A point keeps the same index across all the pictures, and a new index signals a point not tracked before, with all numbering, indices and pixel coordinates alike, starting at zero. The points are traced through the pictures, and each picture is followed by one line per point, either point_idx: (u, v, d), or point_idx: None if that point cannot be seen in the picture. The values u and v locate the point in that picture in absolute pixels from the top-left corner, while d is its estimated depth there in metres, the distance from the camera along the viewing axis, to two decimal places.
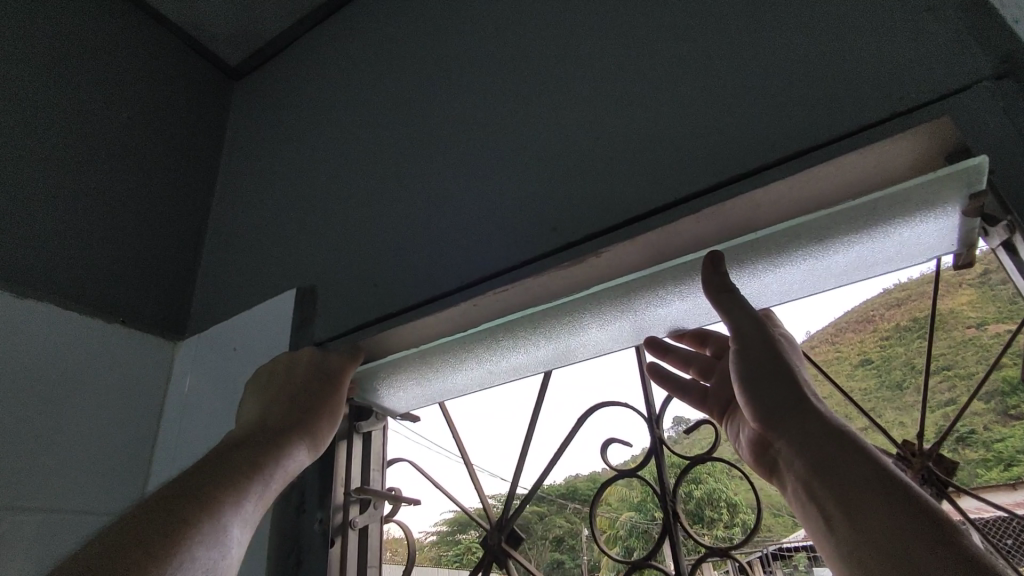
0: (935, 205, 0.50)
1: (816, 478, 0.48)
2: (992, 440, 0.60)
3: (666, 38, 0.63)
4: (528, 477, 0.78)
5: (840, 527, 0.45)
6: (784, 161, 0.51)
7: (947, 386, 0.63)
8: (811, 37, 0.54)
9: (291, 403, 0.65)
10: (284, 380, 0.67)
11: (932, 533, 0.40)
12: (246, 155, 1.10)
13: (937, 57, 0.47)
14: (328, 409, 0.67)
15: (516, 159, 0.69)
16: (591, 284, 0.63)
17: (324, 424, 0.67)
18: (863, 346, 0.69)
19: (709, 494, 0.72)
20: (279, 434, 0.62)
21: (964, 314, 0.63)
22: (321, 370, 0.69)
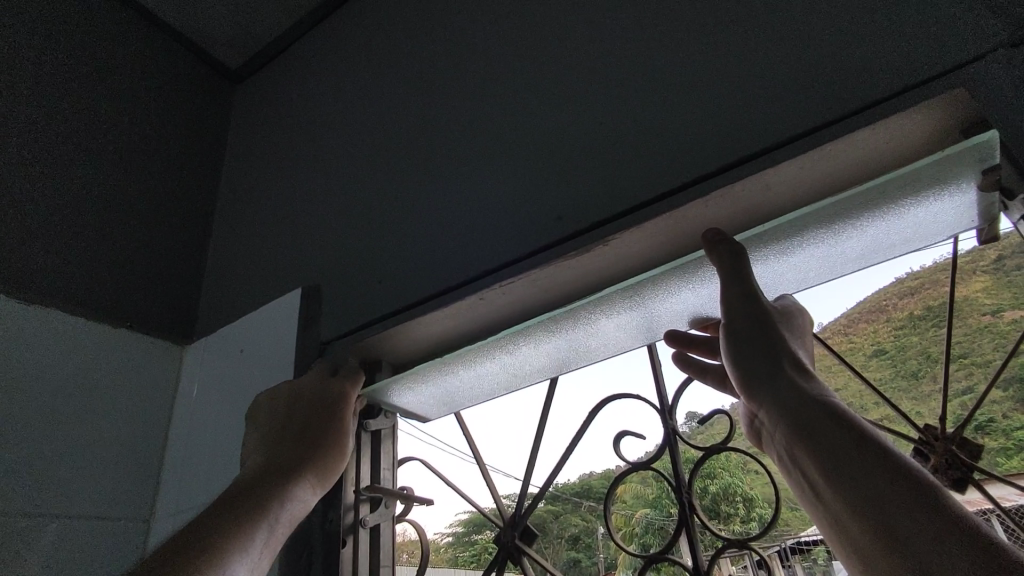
0: (947, 179, 0.47)
1: (795, 442, 0.46)
2: (1015, 429, 0.55)
3: (670, 21, 0.62)
4: (539, 475, 0.76)
5: (824, 492, 0.43)
6: (792, 140, 0.49)
7: (963, 372, 0.60)
8: (814, 14, 0.53)
9: (293, 437, 0.63)
10: (285, 410, 0.66)
11: (913, 496, 0.38)
12: (248, 157, 1.10)
13: (948, 27, 0.46)
14: (334, 439, 0.65)
15: (518, 149, 0.69)
16: (599, 289, 0.61)
17: (328, 456, 0.64)
18: (876, 335, 0.67)
19: (725, 489, 0.69)
20: (283, 471, 0.60)
21: (980, 301, 0.61)
22: (324, 397, 0.67)
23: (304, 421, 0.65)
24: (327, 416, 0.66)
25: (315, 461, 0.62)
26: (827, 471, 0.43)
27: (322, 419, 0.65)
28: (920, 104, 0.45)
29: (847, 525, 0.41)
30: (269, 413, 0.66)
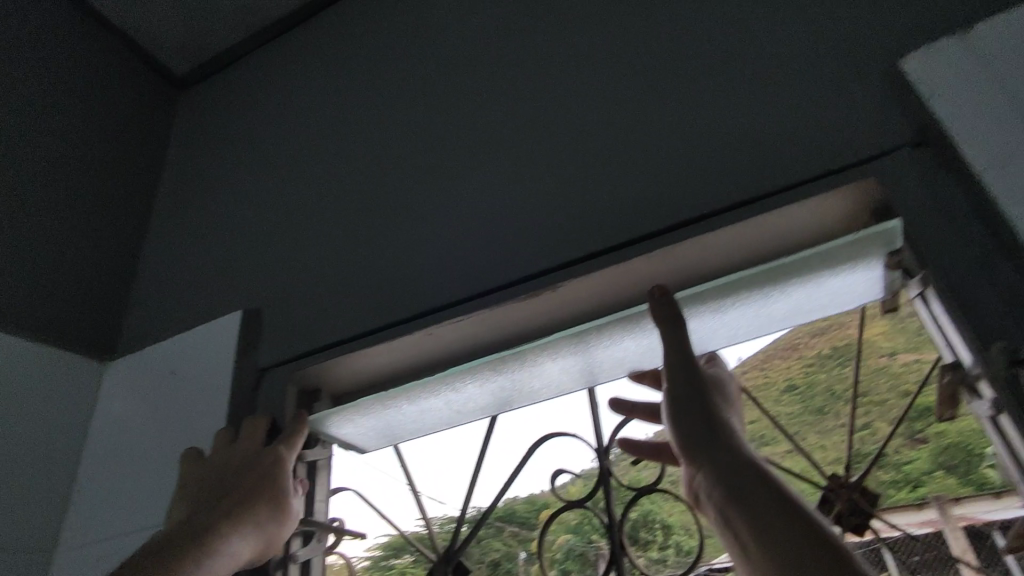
0: (856, 260, 0.54)
1: (727, 503, 0.49)
2: (904, 463, 0.62)
3: (622, 82, 0.66)
4: (481, 498, 0.77)
5: (753, 551, 0.47)
6: (729, 209, 0.54)
7: (866, 411, 0.67)
8: (751, 93, 0.58)
9: (219, 500, 0.60)
10: (218, 461, 0.64)
11: (833, 560, 0.43)
12: (190, 167, 1.06)
13: (865, 118, 0.52)
14: (264, 495, 0.62)
15: (473, 187, 0.71)
16: (551, 332, 0.65)
17: (255, 514, 0.61)
18: (788, 370, 0.73)
19: (644, 515, 0.71)
20: (205, 537, 0.57)
21: (878, 343, 0.67)
22: (250, 454, 0.63)
23: (230, 480, 0.61)
24: (252, 474, 0.62)
25: (241, 522, 0.59)
26: (758, 532, 0.46)
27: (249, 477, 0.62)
28: (836, 189, 0.51)
29: None
30: (194, 479, 0.63)
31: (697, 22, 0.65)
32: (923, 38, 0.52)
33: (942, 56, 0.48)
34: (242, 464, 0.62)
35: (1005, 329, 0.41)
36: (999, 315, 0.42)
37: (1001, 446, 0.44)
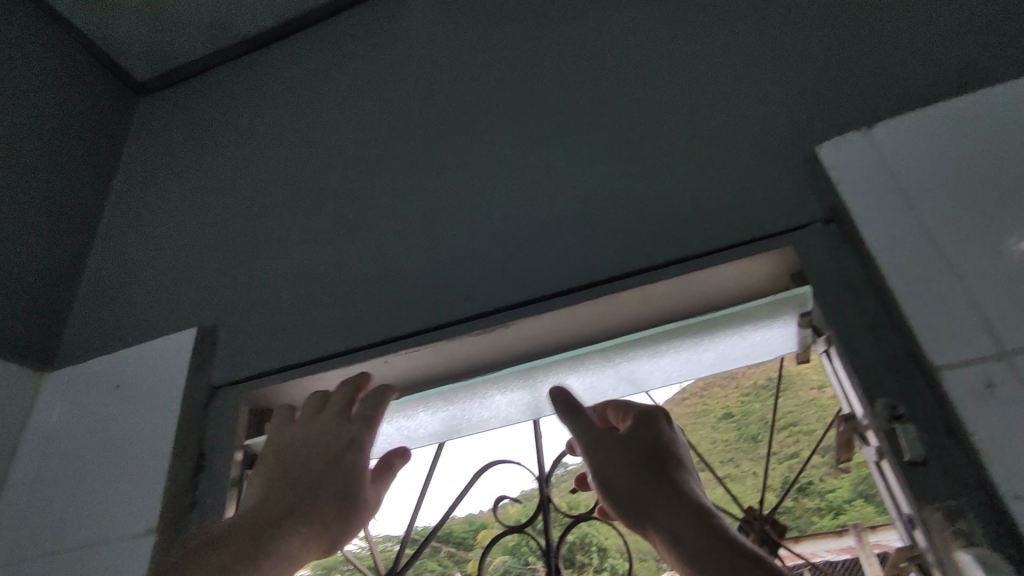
0: (772, 317, 0.61)
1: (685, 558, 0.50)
2: (827, 491, 0.71)
3: (579, 138, 0.72)
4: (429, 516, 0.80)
5: None
6: (667, 265, 0.60)
7: (791, 440, 0.75)
8: (691, 159, 0.65)
9: (292, 484, 0.63)
10: (300, 443, 0.65)
11: None
12: (148, 176, 1.06)
13: (787, 193, 0.59)
14: (336, 486, 0.63)
15: (435, 222, 0.75)
16: (502, 366, 0.70)
17: (322, 503, 0.63)
18: (726, 401, 0.81)
19: (581, 538, 0.76)
20: (271, 521, 0.60)
21: (807, 377, 0.73)
22: (328, 439, 0.65)
23: (305, 464, 0.64)
24: (328, 462, 0.64)
25: (307, 513, 0.62)
26: None
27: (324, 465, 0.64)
28: (760, 254, 0.57)
29: None
30: (275, 444, 0.66)
31: (648, 88, 0.72)
32: (837, 128, 0.60)
33: (848, 148, 0.57)
34: (322, 448, 0.64)
35: (889, 388, 0.48)
36: (886, 376, 0.49)
37: (884, 488, 0.51)
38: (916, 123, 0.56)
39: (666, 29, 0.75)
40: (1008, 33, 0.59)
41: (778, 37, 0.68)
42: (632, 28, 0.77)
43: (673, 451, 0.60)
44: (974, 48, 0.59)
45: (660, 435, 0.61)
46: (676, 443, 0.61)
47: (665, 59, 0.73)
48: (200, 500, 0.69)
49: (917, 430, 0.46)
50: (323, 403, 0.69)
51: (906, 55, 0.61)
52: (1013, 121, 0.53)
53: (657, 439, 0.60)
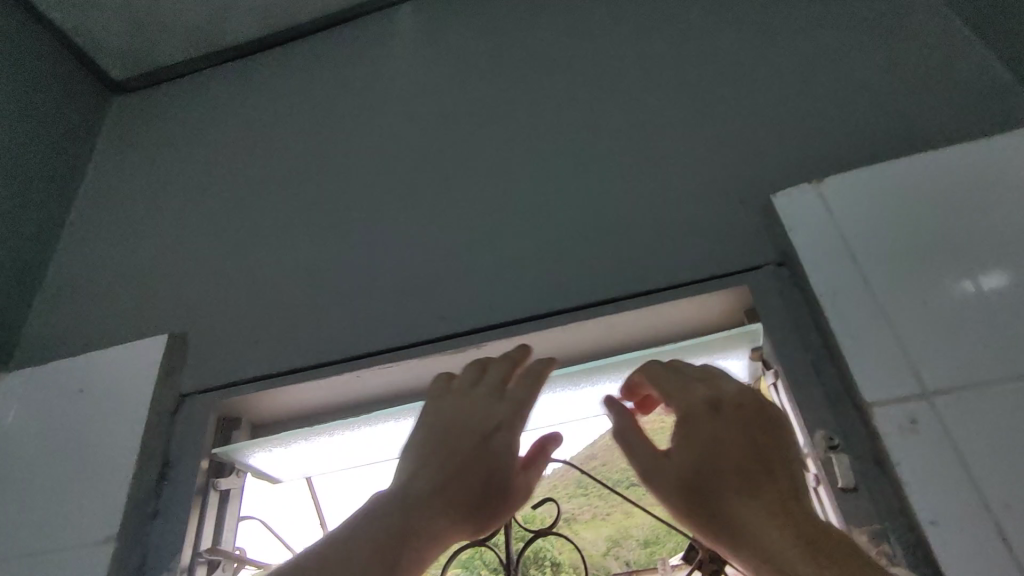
0: (727, 350, 0.65)
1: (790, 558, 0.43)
2: None
3: (555, 168, 0.76)
4: None
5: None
6: (633, 296, 0.64)
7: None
8: (660, 196, 0.69)
9: (444, 461, 0.56)
10: (454, 414, 0.59)
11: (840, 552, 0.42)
12: (121, 176, 1.04)
13: (745, 233, 0.64)
14: (489, 469, 0.55)
15: (413, 241, 0.77)
16: None
17: (477, 486, 0.55)
18: None
19: (537, 553, 0.73)
20: (423, 499, 0.53)
21: None
22: (486, 416, 0.58)
23: (460, 440, 0.57)
24: (482, 442, 0.57)
25: (456, 497, 0.54)
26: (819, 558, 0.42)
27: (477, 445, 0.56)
28: (718, 291, 0.61)
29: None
30: (431, 417, 0.60)
31: (622, 126, 0.76)
32: (791, 176, 0.66)
33: (798, 198, 0.62)
34: (475, 424, 0.58)
35: (827, 421, 0.53)
36: (824, 410, 0.53)
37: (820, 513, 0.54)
38: (858, 179, 0.61)
39: (641, 70, 0.80)
40: (940, 100, 0.65)
41: (740, 87, 0.74)
42: (607, 66, 0.82)
43: (732, 445, 0.50)
44: (911, 110, 0.66)
45: (711, 432, 0.51)
46: (739, 430, 0.51)
47: (639, 99, 0.77)
48: (163, 508, 0.69)
49: (849, 459, 0.51)
50: (479, 375, 0.62)
51: (853, 112, 0.67)
52: (940, 181, 0.59)
53: (705, 440, 0.51)
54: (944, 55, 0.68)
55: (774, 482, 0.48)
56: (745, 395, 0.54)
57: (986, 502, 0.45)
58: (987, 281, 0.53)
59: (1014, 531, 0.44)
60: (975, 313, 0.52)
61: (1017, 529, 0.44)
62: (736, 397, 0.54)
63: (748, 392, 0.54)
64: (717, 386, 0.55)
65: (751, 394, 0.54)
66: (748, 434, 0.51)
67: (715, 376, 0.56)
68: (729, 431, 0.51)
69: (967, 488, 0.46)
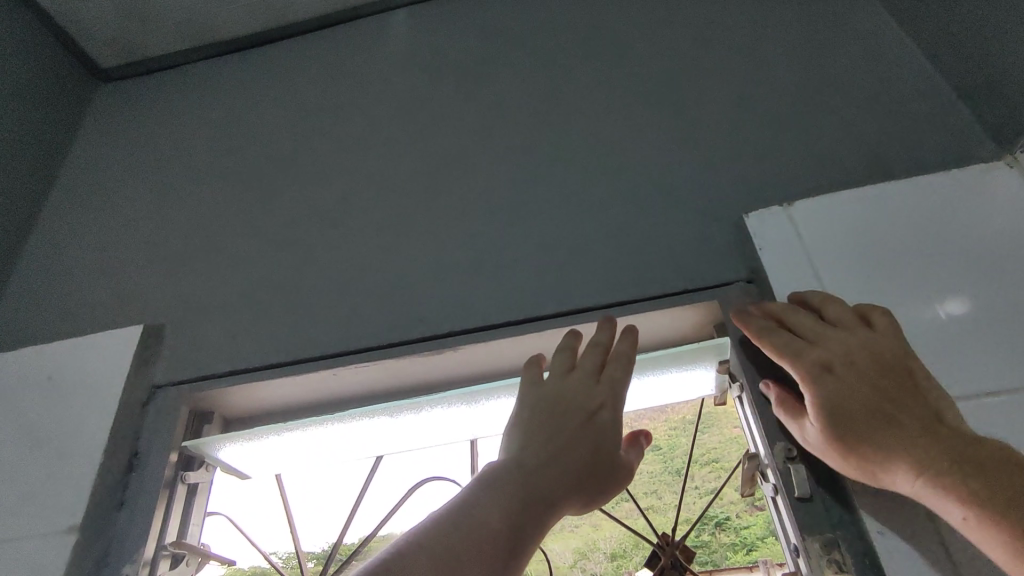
0: (694, 362, 0.67)
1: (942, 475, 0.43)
2: (742, 527, 0.77)
3: (538, 178, 0.78)
4: (354, 532, 0.83)
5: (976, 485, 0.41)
6: (609, 306, 0.66)
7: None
8: (638, 210, 0.71)
9: (548, 441, 0.53)
10: (555, 388, 0.57)
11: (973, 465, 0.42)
12: (104, 164, 1.04)
13: (718, 250, 0.66)
14: (595, 448, 0.53)
15: (396, 242, 0.78)
16: (447, 390, 0.72)
17: (586, 465, 0.53)
18: (655, 434, 0.87)
19: None
20: (531, 481, 0.51)
21: (732, 418, 0.80)
22: (587, 396, 0.56)
23: (563, 419, 0.55)
24: (586, 421, 0.54)
25: (572, 469, 0.52)
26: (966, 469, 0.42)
27: (582, 424, 0.54)
28: (689, 305, 0.63)
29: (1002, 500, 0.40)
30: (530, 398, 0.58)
31: (605, 140, 0.78)
32: (764, 197, 0.68)
33: (769, 220, 0.64)
34: (577, 404, 0.56)
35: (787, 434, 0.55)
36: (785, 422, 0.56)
37: (778, 521, 0.57)
38: (826, 204, 0.64)
39: (625, 87, 0.82)
40: (904, 131, 0.69)
41: (719, 109, 0.76)
42: (592, 80, 0.84)
43: (861, 396, 0.47)
44: (877, 139, 0.69)
45: (834, 391, 0.48)
46: (863, 379, 0.48)
47: (622, 115, 0.80)
48: (129, 500, 0.68)
49: (807, 471, 0.53)
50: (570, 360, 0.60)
51: (823, 139, 0.70)
52: (908, 208, 0.62)
53: (830, 399, 0.48)
54: (909, 89, 0.72)
55: (915, 419, 0.46)
56: (859, 342, 0.50)
57: (931, 514, 0.48)
58: (951, 308, 0.56)
59: (956, 543, 0.46)
60: (931, 334, 0.55)
61: (960, 541, 0.46)
62: (849, 347, 0.50)
63: (862, 337, 0.50)
64: (824, 340, 0.51)
65: (861, 339, 0.50)
66: (872, 381, 0.48)
67: (821, 328, 0.52)
68: (855, 385, 0.48)
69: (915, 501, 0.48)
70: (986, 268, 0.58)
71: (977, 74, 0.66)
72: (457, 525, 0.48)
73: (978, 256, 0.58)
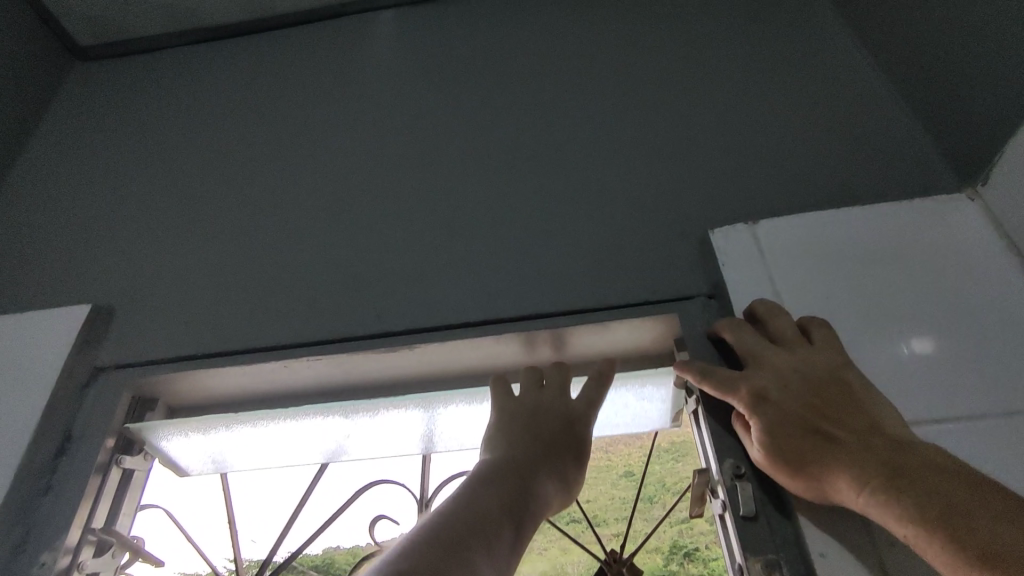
0: (648, 375, 0.67)
1: (876, 484, 0.42)
2: (711, 559, 0.74)
3: (509, 183, 0.77)
4: (289, 544, 0.79)
5: (908, 492, 0.41)
6: (568, 313, 0.65)
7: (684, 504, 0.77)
8: (605, 221, 0.71)
9: (532, 446, 0.56)
10: (532, 398, 0.60)
11: (906, 469, 0.42)
12: (72, 141, 1.01)
13: (681, 263, 0.65)
14: (574, 451, 0.58)
15: (360, 238, 0.77)
16: (395, 394, 0.71)
17: (566, 465, 0.57)
18: (628, 459, 0.82)
19: None
20: (521, 479, 0.54)
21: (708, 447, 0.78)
22: (568, 403, 0.59)
23: (545, 425, 0.58)
24: (568, 426, 0.58)
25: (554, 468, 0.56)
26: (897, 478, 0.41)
27: (565, 427, 0.58)
28: (649, 317, 0.63)
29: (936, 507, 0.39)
30: (509, 408, 0.60)
31: (579, 150, 0.78)
32: (730, 214, 0.68)
33: (734, 237, 0.64)
34: (558, 410, 0.59)
35: (737, 451, 0.54)
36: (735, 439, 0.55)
37: (724, 541, 0.56)
38: (792, 225, 0.64)
39: (603, 99, 0.82)
40: (872, 159, 0.69)
41: (693, 126, 0.77)
42: (570, 91, 0.84)
43: (796, 419, 0.48)
44: (846, 166, 0.69)
45: (771, 418, 0.48)
46: (798, 401, 0.48)
47: (598, 127, 0.79)
48: (57, 484, 0.65)
49: (754, 489, 0.52)
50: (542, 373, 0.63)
51: (793, 161, 0.71)
52: (871, 234, 0.63)
53: (769, 426, 0.48)
54: (880, 119, 0.73)
55: (850, 433, 0.45)
56: (794, 363, 0.50)
57: (874, 541, 0.47)
58: (916, 341, 0.56)
59: (897, 568, 0.46)
60: (890, 371, 0.54)
61: (899, 568, 0.46)
62: (784, 370, 0.50)
63: (797, 358, 0.51)
64: (759, 366, 0.52)
65: (796, 360, 0.51)
66: (806, 399, 0.48)
67: (757, 353, 0.52)
68: (789, 408, 0.48)
69: (858, 524, 0.48)
70: (950, 312, 0.57)
71: (944, 108, 0.67)
72: (462, 515, 0.49)
73: (941, 297, 0.58)
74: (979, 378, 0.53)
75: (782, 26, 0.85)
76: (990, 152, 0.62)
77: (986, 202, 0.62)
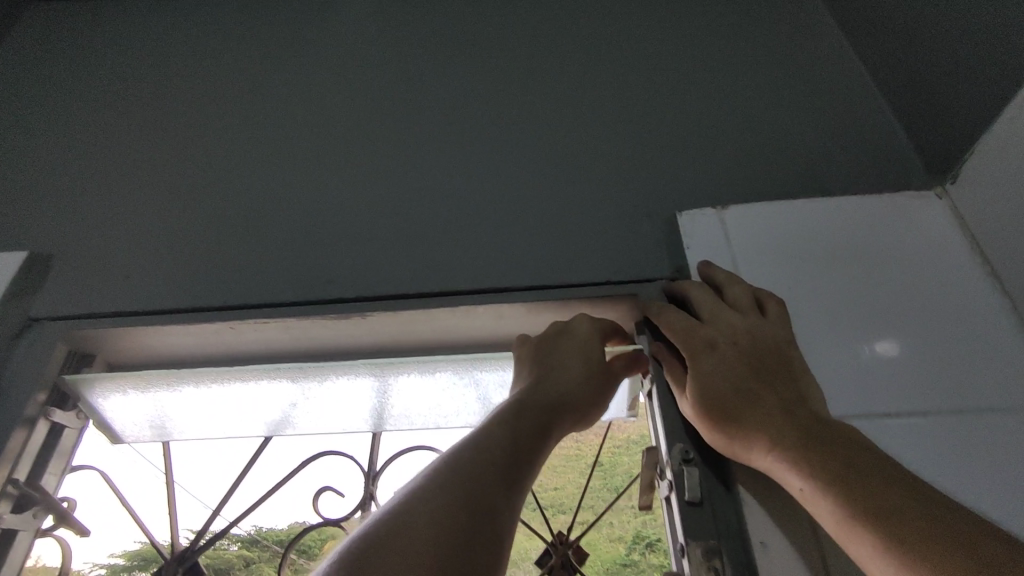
0: None
1: (791, 446, 0.43)
2: None
3: (477, 152, 0.74)
4: (233, 510, 0.73)
5: (817, 455, 0.42)
6: (527, 289, 0.63)
7: None
8: (572, 197, 0.68)
9: (531, 400, 0.53)
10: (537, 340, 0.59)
11: (822, 438, 0.42)
12: (23, 81, 0.95)
13: (646, 244, 0.64)
14: (584, 374, 0.55)
15: (319, 199, 0.73)
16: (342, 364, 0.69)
17: (569, 420, 0.54)
18: (599, 449, 0.80)
19: None
20: (525, 406, 0.52)
21: None
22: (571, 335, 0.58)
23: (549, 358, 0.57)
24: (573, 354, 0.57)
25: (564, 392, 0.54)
26: (812, 445, 0.42)
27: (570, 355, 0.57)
28: (607, 296, 0.61)
29: (842, 472, 0.40)
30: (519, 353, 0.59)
31: (551, 123, 0.75)
32: (699, 199, 0.66)
33: (700, 221, 0.63)
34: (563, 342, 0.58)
35: (688, 438, 0.53)
36: (686, 424, 0.54)
37: (668, 523, 0.55)
38: (761, 215, 0.63)
39: (579, 72, 0.80)
40: (846, 150, 0.68)
41: (669, 106, 0.75)
42: (547, 63, 0.82)
43: (734, 376, 0.48)
44: (821, 156, 0.68)
45: (710, 371, 0.49)
46: (739, 361, 0.49)
47: (573, 101, 0.77)
48: None
49: (700, 475, 0.51)
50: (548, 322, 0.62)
51: (767, 147, 0.70)
52: (840, 227, 0.62)
53: (705, 378, 0.49)
54: (857, 111, 0.72)
55: (779, 399, 0.46)
56: (744, 328, 0.50)
57: (817, 532, 0.47)
58: (878, 339, 0.55)
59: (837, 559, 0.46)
60: (850, 367, 0.53)
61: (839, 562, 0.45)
62: (733, 332, 0.50)
63: (747, 323, 0.51)
64: (715, 324, 0.51)
65: (748, 324, 0.51)
66: (748, 362, 0.48)
67: (712, 310, 0.52)
68: (729, 367, 0.48)
69: (802, 516, 0.47)
70: (910, 314, 0.56)
71: (920, 104, 0.67)
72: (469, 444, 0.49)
73: (902, 292, 0.58)
74: (934, 375, 0.53)
75: (769, 10, 0.83)
76: (960, 151, 0.62)
77: (953, 202, 0.62)
